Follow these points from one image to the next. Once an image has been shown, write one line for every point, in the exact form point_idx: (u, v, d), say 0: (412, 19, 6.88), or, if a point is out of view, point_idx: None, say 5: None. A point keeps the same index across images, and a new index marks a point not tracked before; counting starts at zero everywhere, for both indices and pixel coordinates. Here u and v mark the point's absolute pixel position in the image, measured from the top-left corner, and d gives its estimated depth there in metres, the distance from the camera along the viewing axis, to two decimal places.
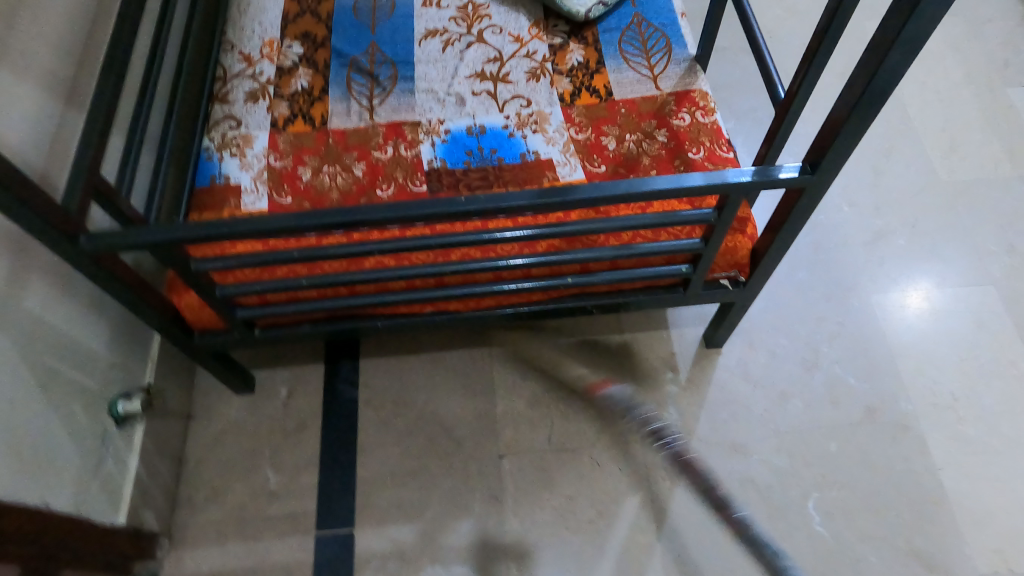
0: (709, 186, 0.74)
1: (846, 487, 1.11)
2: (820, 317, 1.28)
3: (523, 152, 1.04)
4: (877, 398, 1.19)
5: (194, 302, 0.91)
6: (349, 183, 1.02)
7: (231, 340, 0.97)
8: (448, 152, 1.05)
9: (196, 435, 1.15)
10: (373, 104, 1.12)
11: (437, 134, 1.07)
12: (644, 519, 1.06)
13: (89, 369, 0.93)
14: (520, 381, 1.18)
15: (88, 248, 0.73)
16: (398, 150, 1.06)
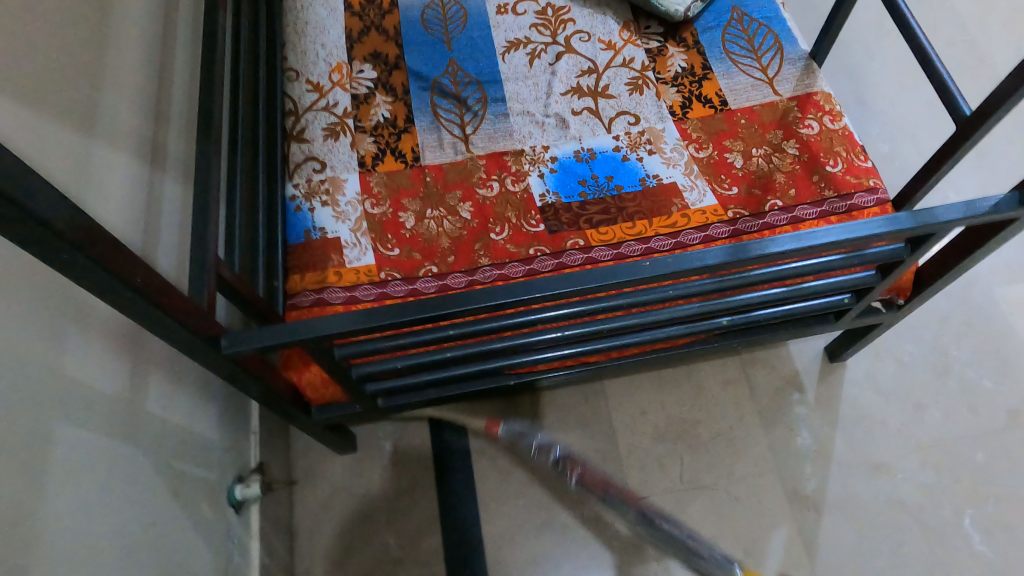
0: (920, 227, 0.67)
1: (1002, 499, 1.05)
2: (944, 317, 1.20)
3: (642, 176, 0.95)
4: (1018, 399, 1.12)
5: (319, 378, 0.83)
6: (460, 228, 0.93)
7: (352, 413, 0.89)
8: (561, 184, 0.96)
9: (303, 502, 1.06)
10: (467, 132, 1.02)
11: (544, 163, 0.98)
12: (797, 554, 1.02)
13: (206, 458, 0.85)
14: (640, 417, 1.12)
15: (229, 352, 0.67)
16: (505, 184, 0.97)
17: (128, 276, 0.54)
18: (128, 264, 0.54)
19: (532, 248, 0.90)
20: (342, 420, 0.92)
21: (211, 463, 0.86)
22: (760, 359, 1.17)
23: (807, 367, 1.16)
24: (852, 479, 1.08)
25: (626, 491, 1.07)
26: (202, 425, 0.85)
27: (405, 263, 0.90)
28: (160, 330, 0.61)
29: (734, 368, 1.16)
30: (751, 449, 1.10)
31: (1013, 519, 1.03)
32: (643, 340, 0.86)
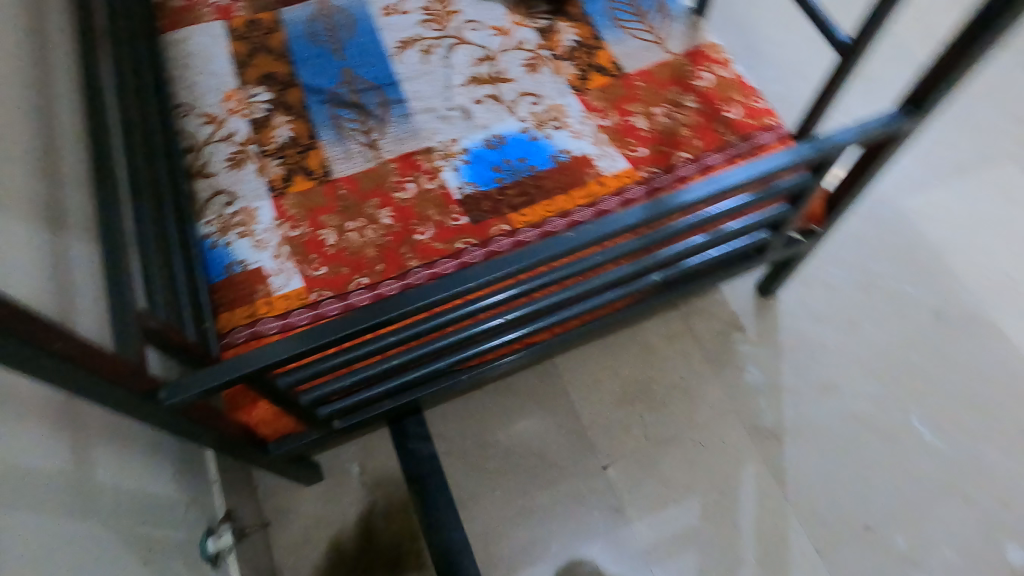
0: (820, 152, 0.71)
1: (938, 392, 1.12)
2: (859, 236, 1.27)
3: (554, 153, 0.96)
4: (938, 298, 1.20)
5: (269, 412, 0.83)
6: (383, 235, 0.92)
7: (311, 441, 0.88)
8: (476, 174, 0.96)
9: (280, 542, 1.03)
10: (374, 138, 1.01)
11: (455, 156, 0.98)
12: (767, 483, 1.07)
13: (168, 517, 0.82)
14: (598, 386, 1.14)
15: (170, 404, 0.64)
16: (421, 183, 0.96)
17: (48, 341, 0.51)
18: (44, 328, 0.51)
19: (460, 242, 0.91)
20: (303, 451, 0.90)
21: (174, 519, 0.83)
22: (699, 307, 1.21)
23: (743, 307, 1.21)
24: (804, 402, 1.13)
25: (597, 457, 1.09)
26: (156, 482, 0.81)
27: (335, 279, 0.89)
28: (92, 392, 0.58)
29: (677, 321, 1.20)
30: (707, 393, 1.14)
31: (951, 408, 1.11)
32: (583, 310, 0.88)
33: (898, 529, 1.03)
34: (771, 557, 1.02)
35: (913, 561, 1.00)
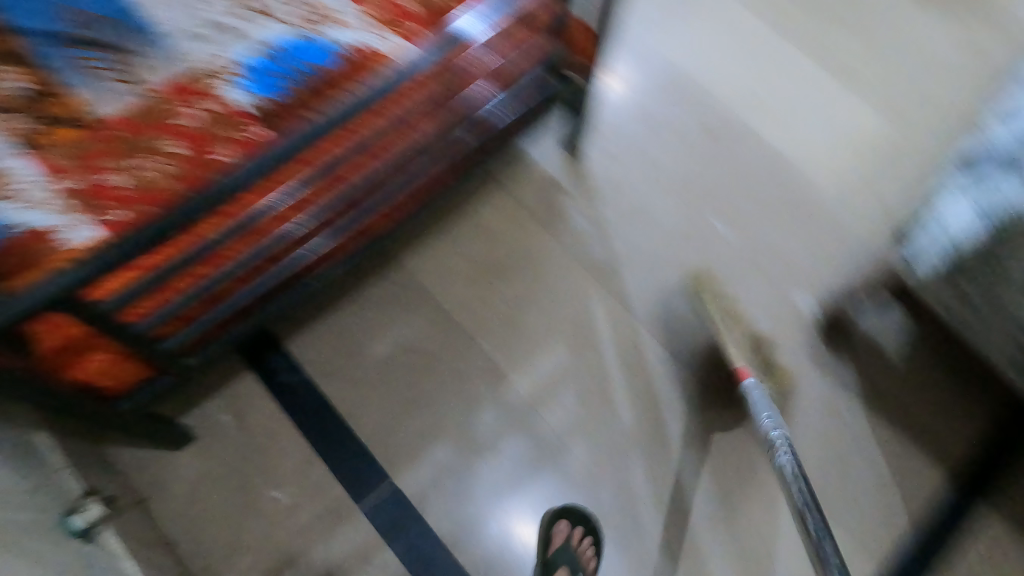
0: None
1: (729, 194, 1.27)
2: (627, 80, 1.35)
3: (333, 50, 0.93)
4: (705, 118, 1.32)
5: (103, 363, 0.78)
6: (181, 165, 0.87)
7: (163, 386, 0.83)
8: (259, 85, 0.90)
9: (167, 509, 0.97)
10: (123, 68, 0.83)
11: (228, 72, 0.88)
12: (615, 309, 1.18)
13: (14, 502, 0.75)
14: (447, 271, 1.17)
15: None
16: (204, 107, 0.88)
17: None
18: None
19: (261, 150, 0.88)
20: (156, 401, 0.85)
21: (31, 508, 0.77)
22: (520, 174, 1.26)
23: (555, 164, 1.27)
24: (629, 233, 1.23)
25: (465, 334, 1.13)
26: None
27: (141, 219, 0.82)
28: None
29: (504, 193, 1.25)
30: (546, 249, 1.20)
31: (742, 203, 1.27)
32: (403, 184, 0.91)
33: (726, 313, 1.18)
34: (634, 370, 1.15)
35: (742, 333, 1.17)
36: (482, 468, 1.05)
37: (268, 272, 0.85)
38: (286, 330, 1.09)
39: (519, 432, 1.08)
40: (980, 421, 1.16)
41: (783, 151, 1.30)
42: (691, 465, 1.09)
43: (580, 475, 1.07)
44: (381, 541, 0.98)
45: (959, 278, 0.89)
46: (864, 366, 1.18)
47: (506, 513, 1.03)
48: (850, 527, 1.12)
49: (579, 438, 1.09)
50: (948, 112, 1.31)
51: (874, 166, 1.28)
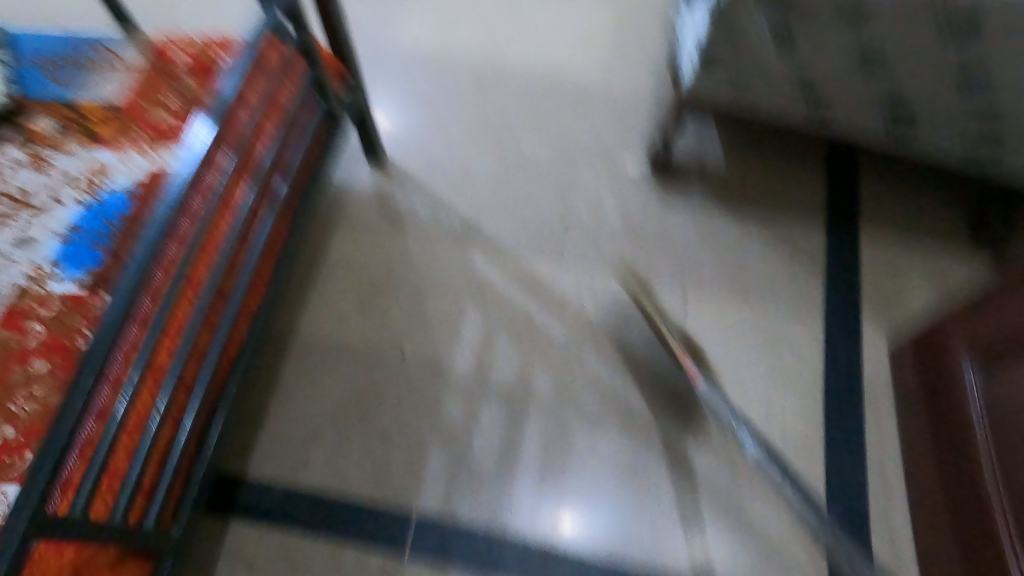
0: None
1: (523, 117, 1.42)
2: (393, 75, 1.48)
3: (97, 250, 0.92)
4: (472, 71, 1.48)
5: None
6: (51, 380, 0.83)
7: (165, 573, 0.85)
8: (76, 263, 0.91)
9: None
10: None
11: (48, 275, 0.90)
12: (493, 259, 1.28)
13: None
14: (340, 318, 1.23)
15: None
16: (39, 318, 0.87)
17: None
18: None
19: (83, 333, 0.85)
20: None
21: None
22: (348, 209, 1.33)
23: (368, 179, 1.36)
24: (463, 192, 1.35)
25: (393, 358, 1.20)
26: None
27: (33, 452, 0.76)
28: None
29: (346, 228, 1.31)
30: (408, 248, 1.30)
31: (537, 119, 1.41)
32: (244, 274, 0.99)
33: (576, 204, 1.32)
34: (537, 290, 1.24)
35: (600, 212, 1.31)
36: (473, 448, 1.11)
37: (190, 402, 0.89)
38: (240, 456, 1.12)
39: (485, 401, 1.15)
40: (817, 169, 1.34)
41: (552, 67, 1.48)
42: (627, 328, 1.20)
43: (553, 400, 1.15)
44: (439, 566, 1.03)
45: (723, 72, 0.98)
46: (704, 178, 1.33)
47: (521, 483, 1.09)
48: (787, 297, 1.22)
49: (533, 366, 1.18)
50: None
51: (614, 38, 1.52)
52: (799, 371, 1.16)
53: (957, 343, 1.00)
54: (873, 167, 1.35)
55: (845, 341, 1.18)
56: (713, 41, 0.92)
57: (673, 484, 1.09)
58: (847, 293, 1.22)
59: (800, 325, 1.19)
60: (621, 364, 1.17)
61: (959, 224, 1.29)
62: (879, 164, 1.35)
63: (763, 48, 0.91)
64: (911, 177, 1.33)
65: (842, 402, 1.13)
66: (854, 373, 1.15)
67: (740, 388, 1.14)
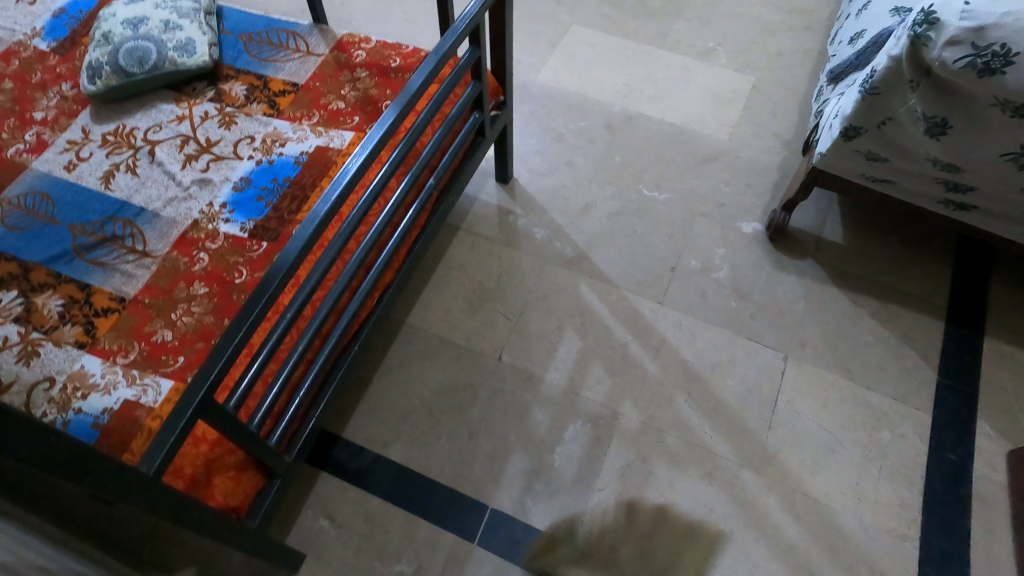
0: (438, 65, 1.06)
1: (647, 166, 1.51)
2: (532, 110, 1.61)
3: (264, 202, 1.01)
4: (605, 117, 1.59)
5: (227, 481, 0.89)
6: (210, 301, 0.91)
7: (272, 493, 0.96)
8: (245, 211, 1.00)
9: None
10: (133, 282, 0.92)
11: (220, 213, 1.00)
12: (600, 288, 1.36)
13: None
14: (450, 316, 1.33)
15: (155, 469, 0.71)
16: (208, 248, 0.96)
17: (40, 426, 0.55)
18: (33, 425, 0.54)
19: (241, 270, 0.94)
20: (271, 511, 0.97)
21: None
22: (472, 220, 1.46)
23: (495, 200, 1.49)
24: (581, 226, 1.44)
25: (491, 359, 1.28)
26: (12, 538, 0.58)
27: (198, 358, 0.86)
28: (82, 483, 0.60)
29: (466, 238, 1.43)
30: (517, 261, 1.39)
31: (662, 172, 1.50)
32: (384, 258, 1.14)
33: (687, 255, 1.38)
34: (637, 327, 1.30)
35: (709, 266, 1.36)
36: (555, 461, 1.17)
37: (320, 352, 1.04)
38: (340, 424, 1.21)
39: (571, 417, 1.21)
40: (930, 258, 1.35)
41: (681, 124, 1.57)
42: (719, 375, 1.23)
43: (639, 431, 1.19)
44: (506, 565, 1.08)
45: (863, 146, 1.02)
46: (814, 251, 1.37)
47: (595, 500, 1.13)
48: (883, 377, 1.22)
49: (623, 396, 1.23)
50: (779, 61, 1.67)
51: (749, 108, 1.59)
52: (890, 452, 1.15)
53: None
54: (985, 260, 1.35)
55: (948, 442, 1.15)
56: (861, 116, 0.97)
57: (747, 536, 1.09)
58: (947, 387, 1.21)
59: (892, 407, 1.19)
60: (709, 409, 1.20)
61: None
62: (992, 263, 1.35)
63: (913, 128, 0.94)
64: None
65: (931, 492, 1.11)
66: (941, 466, 1.13)
67: (823, 455, 1.15)
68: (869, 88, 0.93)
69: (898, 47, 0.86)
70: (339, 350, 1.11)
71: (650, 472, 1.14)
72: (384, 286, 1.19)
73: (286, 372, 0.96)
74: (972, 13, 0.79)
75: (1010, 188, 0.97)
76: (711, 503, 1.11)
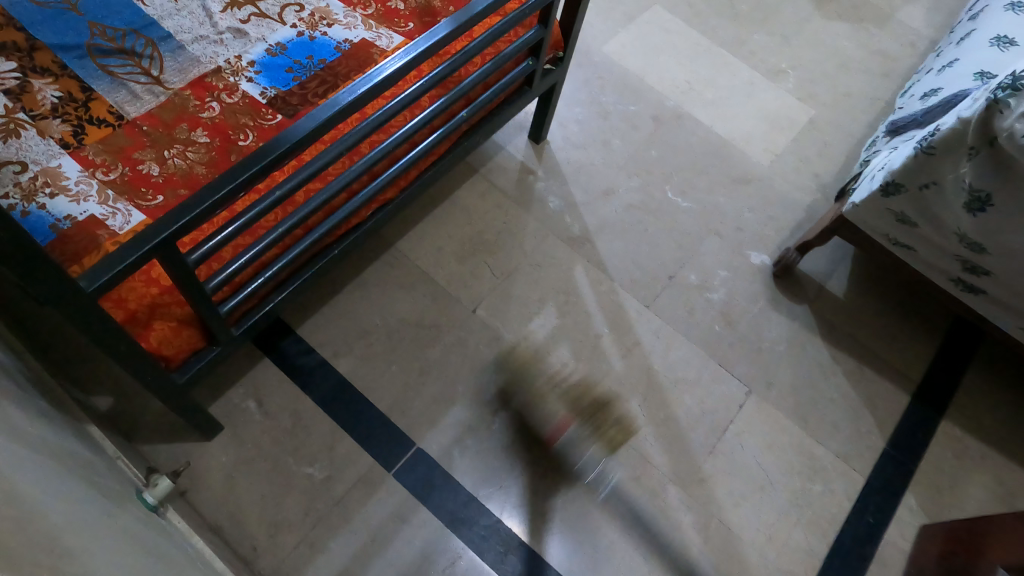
0: None
1: (679, 170, 1.47)
2: (586, 79, 1.57)
3: (293, 75, 0.98)
4: (654, 108, 1.55)
5: (167, 330, 0.85)
6: (206, 152, 0.87)
7: (212, 357, 0.94)
8: (272, 78, 0.97)
9: (204, 497, 1.01)
10: (136, 102, 0.90)
11: (246, 70, 0.97)
12: (595, 273, 1.33)
13: (114, 470, 0.80)
14: (440, 253, 1.31)
15: (97, 289, 0.67)
16: (223, 100, 0.93)
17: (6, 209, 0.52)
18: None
19: (245, 133, 0.90)
20: (206, 373, 0.96)
21: (59, 430, 0.72)
22: (491, 167, 1.43)
23: (521, 155, 1.45)
24: (596, 208, 1.41)
25: (465, 306, 1.26)
26: None
27: (175, 202, 0.82)
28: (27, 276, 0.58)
29: (480, 182, 1.40)
30: (524, 225, 1.36)
31: (691, 179, 1.46)
32: (394, 171, 1.09)
33: (689, 268, 1.35)
34: (618, 323, 1.28)
35: (707, 284, 1.34)
36: (494, 422, 1.15)
37: (301, 240, 1.00)
38: (299, 318, 1.20)
39: (524, 386, 1.19)
40: (927, 345, 1.32)
41: (726, 139, 1.53)
42: (679, 390, 1.22)
43: (584, 419, 1.17)
44: (414, 503, 1.07)
45: (898, 205, 1.00)
46: (812, 301, 1.34)
47: (520, 470, 1.11)
48: (839, 441, 1.20)
49: (580, 382, 1.21)
50: (839, 101, 1.63)
51: (798, 140, 1.55)
52: (823, 516, 1.13)
53: (990, 558, 0.94)
54: (983, 363, 1.31)
55: (882, 523, 1.13)
56: (906, 174, 0.95)
57: (656, 552, 1.07)
58: (898, 468, 1.18)
59: (838, 472, 1.17)
60: (661, 419, 1.18)
61: None
62: (988, 367, 1.31)
63: (954, 198, 0.92)
64: (1011, 386, 1.28)
65: (851, 567, 1.09)
66: (872, 544, 1.11)
67: (755, 497, 1.13)
68: (926, 146, 0.90)
69: (970, 110, 0.83)
70: (323, 245, 1.07)
71: (581, 460, 1.13)
72: (385, 199, 1.15)
73: (259, 246, 0.91)
74: None
75: None
76: (633, 512, 1.10)
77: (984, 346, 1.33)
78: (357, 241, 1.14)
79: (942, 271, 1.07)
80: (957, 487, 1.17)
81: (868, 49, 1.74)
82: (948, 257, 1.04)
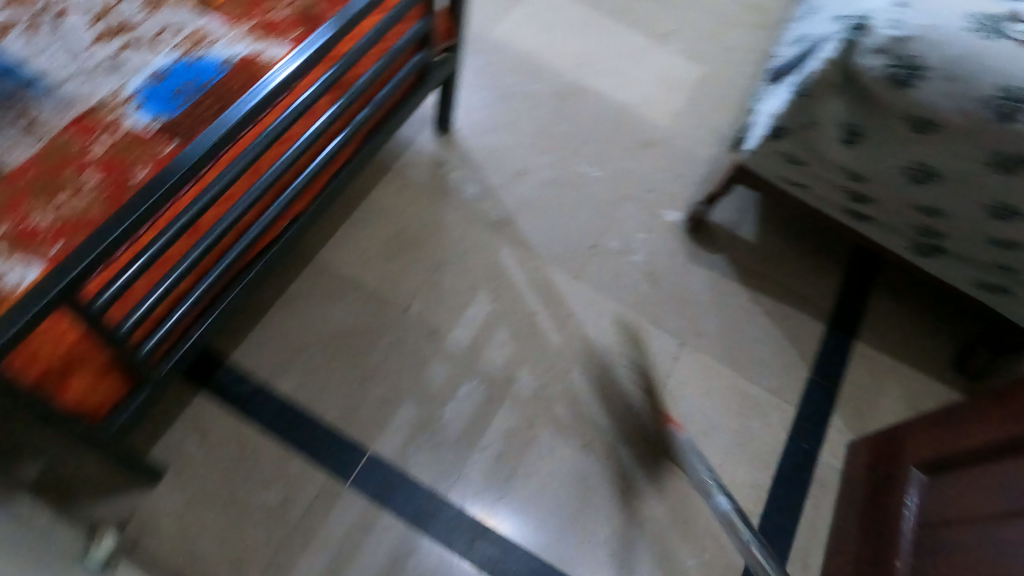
0: None
1: (587, 141, 1.50)
2: (484, 64, 1.57)
3: (178, 101, 0.94)
4: (555, 84, 1.57)
5: (86, 380, 0.82)
6: (96, 192, 0.84)
7: (140, 400, 0.92)
8: (156, 107, 0.93)
9: (158, 542, 0.99)
10: (13, 152, 0.86)
11: (127, 102, 0.93)
12: (520, 253, 1.35)
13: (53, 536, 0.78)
14: (364, 257, 1.30)
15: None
16: (107, 135, 0.89)
17: None
18: None
19: (135, 166, 0.87)
20: (136, 418, 0.93)
21: None
22: (403, 163, 1.42)
23: (431, 147, 1.45)
24: (512, 189, 1.42)
25: (397, 306, 1.26)
26: None
27: (70, 248, 0.78)
28: None
29: (393, 180, 1.40)
30: (443, 217, 1.37)
31: (600, 149, 1.50)
32: (300, 182, 1.07)
33: (609, 235, 1.39)
34: (549, 298, 1.31)
35: (628, 248, 1.38)
36: (443, 415, 1.17)
37: (214, 267, 0.97)
38: (229, 345, 1.17)
39: (466, 375, 1.21)
40: (836, 273, 1.41)
41: (628, 105, 1.57)
42: (616, 354, 1.26)
43: (530, 397, 1.20)
44: (375, 508, 1.08)
45: (786, 147, 1.06)
46: (728, 248, 1.40)
47: (474, 457, 1.14)
48: (769, 376, 1.27)
49: (521, 363, 1.23)
50: (728, 55, 1.69)
51: (695, 97, 1.61)
52: (763, 448, 1.20)
53: (912, 462, 1.03)
54: (886, 282, 1.41)
55: (816, 446, 1.21)
56: (788, 117, 1.01)
57: (615, 511, 1.12)
58: (824, 392, 1.27)
59: (772, 405, 1.24)
60: (602, 385, 1.23)
61: (936, 336, 1.35)
62: (892, 284, 1.41)
63: (833, 134, 0.99)
64: (913, 299, 1.39)
65: (794, 491, 1.17)
66: (811, 467, 1.19)
67: (700, 442, 1.19)
68: (801, 89, 0.96)
69: None
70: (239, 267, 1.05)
71: (532, 436, 1.16)
72: (296, 212, 1.13)
73: (169, 279, 0.88)
74: (902, 23, 0.86)
75: (907, 205, 1.04)
76: (589, 478, 1.14)
77: (885, 266, 1.43)
78: (274, 258, 1.12)
79: (835, 203, 1.15)
80: (878, 400, 1.27)
81: (749, 2, 1.81)
82: (838, 190, 1.11)
